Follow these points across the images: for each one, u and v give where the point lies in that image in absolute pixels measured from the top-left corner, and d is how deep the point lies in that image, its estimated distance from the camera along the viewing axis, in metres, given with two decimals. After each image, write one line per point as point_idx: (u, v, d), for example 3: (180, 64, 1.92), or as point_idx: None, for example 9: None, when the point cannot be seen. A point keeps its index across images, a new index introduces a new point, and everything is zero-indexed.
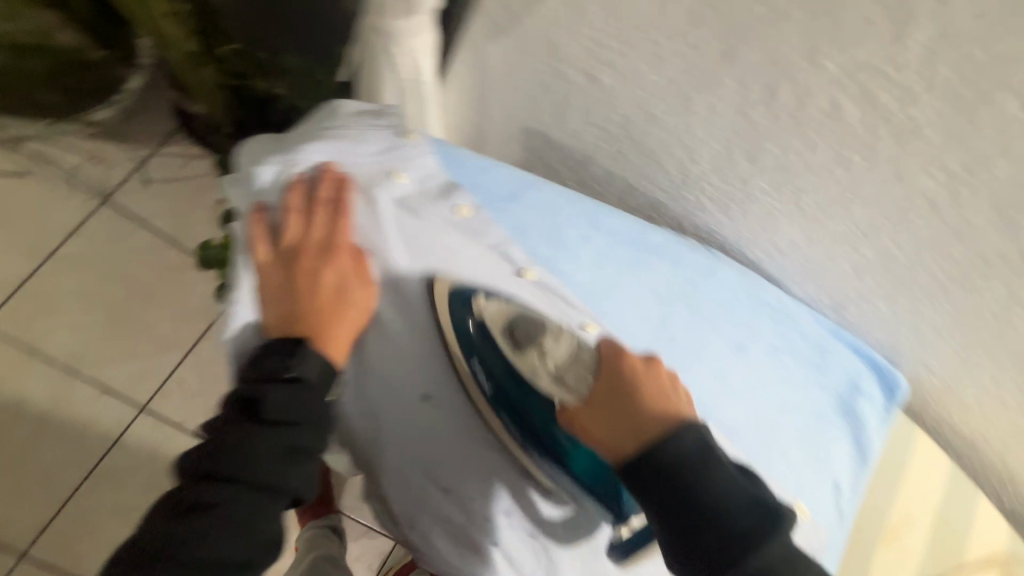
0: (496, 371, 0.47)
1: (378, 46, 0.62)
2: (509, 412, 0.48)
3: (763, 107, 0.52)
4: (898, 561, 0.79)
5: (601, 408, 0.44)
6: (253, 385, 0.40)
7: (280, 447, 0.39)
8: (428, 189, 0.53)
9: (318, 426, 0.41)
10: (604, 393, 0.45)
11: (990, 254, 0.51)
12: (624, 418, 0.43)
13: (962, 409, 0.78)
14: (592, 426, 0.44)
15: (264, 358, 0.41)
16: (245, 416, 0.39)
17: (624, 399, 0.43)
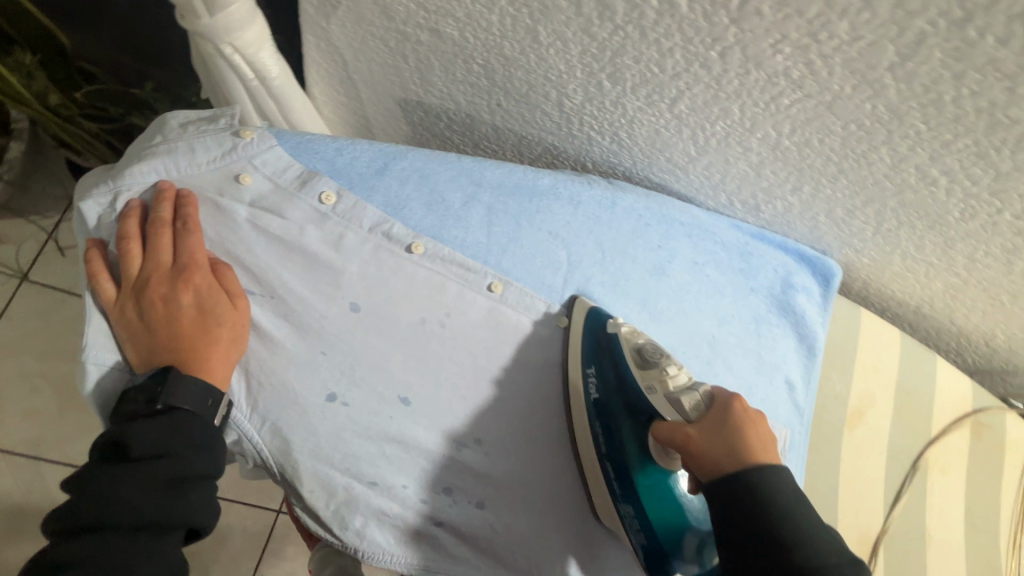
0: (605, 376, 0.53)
1: (206, 47, 0.57)
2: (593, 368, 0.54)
3: (607, 21, 0.50)
4: (866, 439, 0.81)
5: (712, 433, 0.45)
6: (120, 426, 0.39)
7: (157, 482, 0.38)
8: (282, 184, 0.50)
9: (206, 449, 0.40)
10: (716, 422, 0.45)
11: (862, 119, 0.51)
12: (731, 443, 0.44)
13: (896, 281, 0.78)
14: (699, 445, 0.44)
15: (131, 396, 0.40)
16: (114, 460, 0.38)
17: (731, 427, 0.44)
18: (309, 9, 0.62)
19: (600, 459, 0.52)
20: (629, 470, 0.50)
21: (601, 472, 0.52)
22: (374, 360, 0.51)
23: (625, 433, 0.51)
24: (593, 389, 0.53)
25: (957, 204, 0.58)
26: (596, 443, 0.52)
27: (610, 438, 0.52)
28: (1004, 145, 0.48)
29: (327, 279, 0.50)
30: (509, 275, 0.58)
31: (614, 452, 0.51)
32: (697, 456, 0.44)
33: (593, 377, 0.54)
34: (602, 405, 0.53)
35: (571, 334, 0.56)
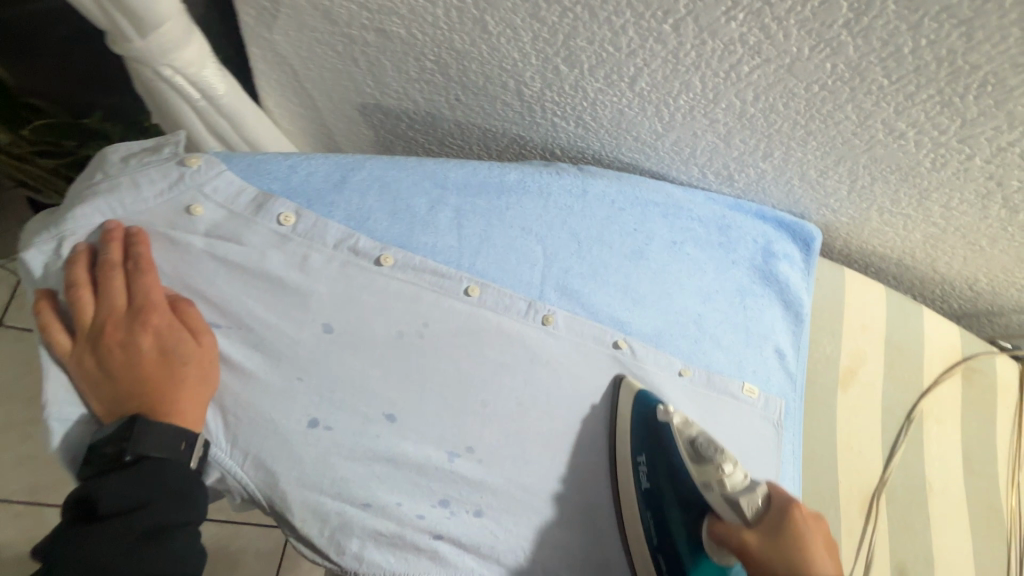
0: (656, 469, 0.53)
1: (143, 71, 0.55)
2: (646, 460, 0.54)
3: (555, 4, 0.48)
4: (860, 397, 0.81)
5: (771, 540, 0.43)
6: (89, 484, 0.38)
7: (130, 537, 0.38)
8: (238, 210, 0.48)
9: (184, 494, 0.40)
10: (776, 529, 0.44)
11: (824, 79, 0.50)
12: (791, 554, 0.42)
13: (876, 236, 0.78)
14: (756, 551, 0.43)
15: (97, 450, 0.39)
16: (88, 516, 0.38)
17: (793, 540, 0.43)
18: (248, 20, 0.59)
19: (650, 549, 0.53)
20: (679, 557, 0.51)
21: (654, 563, 0.52)
22: (354, 379, 0.49)
23: (675, 527, 0.51)
24: (644, 478, 0.54)
25: (928, 154, 0.58)
26: (647, 533, 0.53)
27: (661, 528, 0.52)
28: (968, 90, 0.48)
29: (295, 302, 0.49)
30: (485, 276, 0.57)
31: (665, 544, 0.52)
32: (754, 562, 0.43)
33: (644, 465, 0.54)
34: (652, 494, 0.53)
35: (620, 424, 0.57)
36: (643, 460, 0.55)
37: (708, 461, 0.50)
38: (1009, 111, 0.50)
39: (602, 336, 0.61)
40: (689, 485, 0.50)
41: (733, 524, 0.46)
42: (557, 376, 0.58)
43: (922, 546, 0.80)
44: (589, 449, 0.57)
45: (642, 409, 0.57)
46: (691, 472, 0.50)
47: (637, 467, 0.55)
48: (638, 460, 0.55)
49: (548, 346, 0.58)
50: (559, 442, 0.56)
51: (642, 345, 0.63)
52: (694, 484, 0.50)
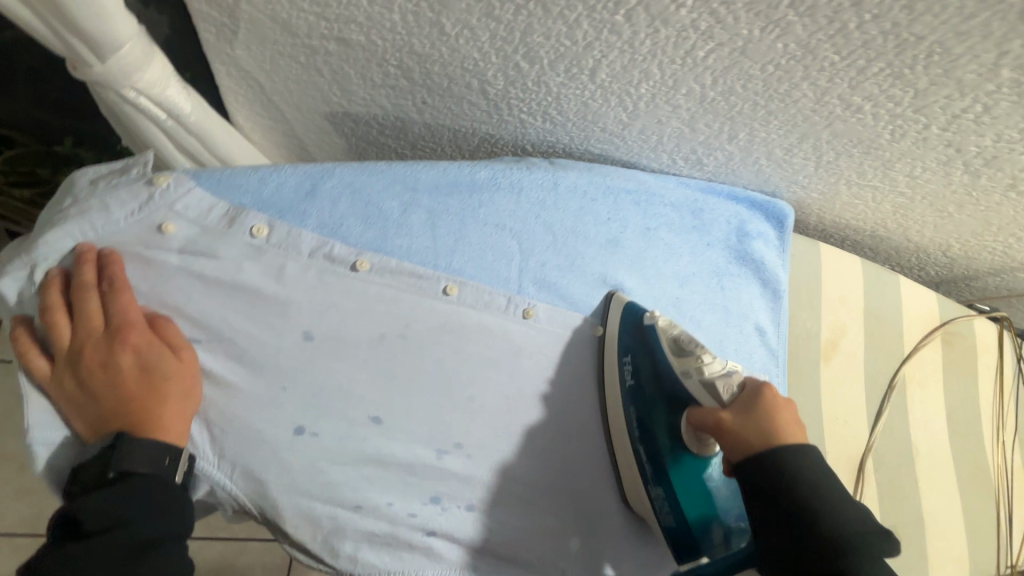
0: (638, 363, 0.57)
1: (107, 94, 0.55)
2: (631, 358, 0.58)
3: (508, 2, 0.49)
4: (843, 369, 0.83)
5: (744, 417, 0.48)
6: (74, 502, 0.39)
7: (115, 552, 0.38)
8: (211, 225, 0.48)
9: (168, 509, 0.41)
10: (749, 407, 0.48)
11: (778, 59, 0.51)
12: (761, 426, 0.47)
13: (848, 210, 0.80)
14: (730, 427, 0.47)
15: (83, 468, 0.40)
16: (73, 534, 0.38)
17: (763, 413, 0.47)
18: (209, 37, 0.59)
19: (631, 440, 0.56)
20: (660, 452, 0.54)
21: (633, 452, 0.55)
22: (337, 384, 0.50)
23: (659, 422, 0.54)
24: (628, 376, 0.57)
25: (886, 126, 0.59)
26: (630, 427, 0.56)
27: (644, 423, 0.55)
28: (916, 62, 0.49)
29: (275, 312, 0.49)
30: (463, 274, 0.58)
31: (647, 434, 0.55)
32: (728, 437, 0.47)
33: (629, 365, 0.57)
34: (636, 391, 0.56)
35: (607, 334, 0.60)
36: (628, 359, 0.58)
37: (689, 354, 0.54)
38: (958, 79, 0.51)
39: (583, 325, 0.62)
40: (671, 377, 0.54)
41: (711, 408, 0.50)
42: (541, 367, 0.59)
43: (912, 509, 0.81)
44: (578, 437, 0.58)
45: (629, 319, 0.59)
46: (672, 365, 0.54)
47: (621, 362, 0.58)
48: (623, 360, 0.58)
49: (530, 338, 0.59)
50: (547, 432, 0.57)
51: None
52: (674, 372, 0.54)
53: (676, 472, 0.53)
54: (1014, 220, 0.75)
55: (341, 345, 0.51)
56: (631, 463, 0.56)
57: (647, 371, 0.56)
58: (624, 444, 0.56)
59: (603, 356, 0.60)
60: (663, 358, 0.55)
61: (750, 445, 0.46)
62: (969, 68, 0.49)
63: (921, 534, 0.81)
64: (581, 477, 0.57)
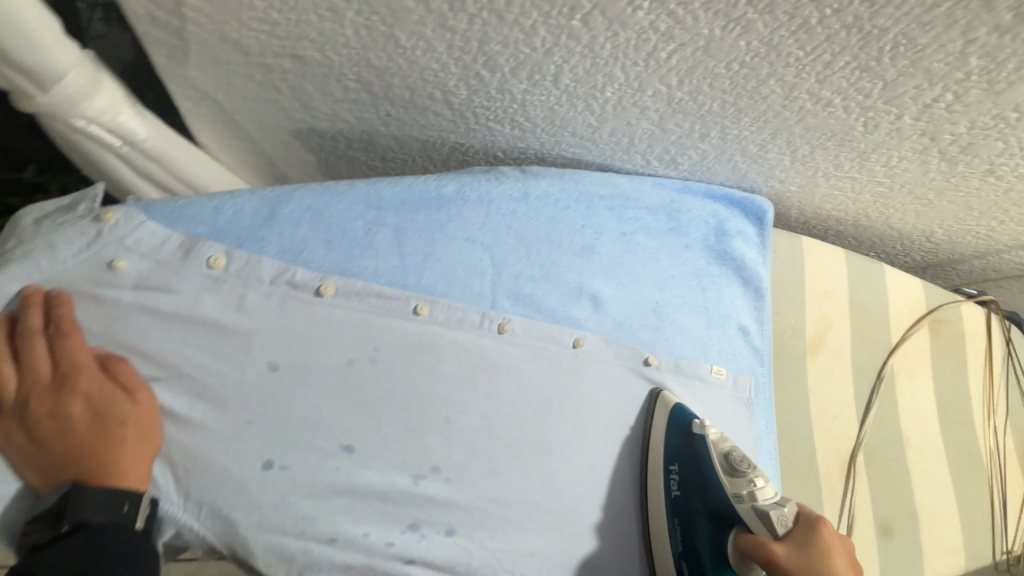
0: (688, 479, 0.56)
1: (54, 124, 0.53)
2: (679, 471, 0.57)
3: (461, 12, 0.47)
4: (830, 363, 0.82)
5: (798, 554, 0.49)
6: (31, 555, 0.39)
7: None
8: (165, 258, 0.47)
9: (128, 559, 0.40)
10: (804, 543, 0.49)
11: (742, 57, 0.50)
12: (815, 565, 0.48)
13: (828, 201, 0.78)
14: (786, 563, 0.48)
15: (38, 520, 0.39)
16: None
17: (817, 556, 0.49)
18: (160, 60, 0.57)
19: (674, 555, 0.56)
20: (702, 567, 0.54)
21: (676, 568, 0.56)
22: (306, 414, 0.49)
23: (703, 542, 0.54)
24: (675, 488, 0.57)
25: (858, 118, 0.58)
26: (673, 540, 0.56)
27: (688, 539, 0.55)
28: (883, 53, 0.48)
29: (236, 344, 0.48)
30: (434, 292, 0.56)
31: (691, 551, 0.55)
32: (783, 573, 0.48)
33: (676, 476, 0.57)
34: (682, 502, 0.56)
35: (652, 442, 0.60)
36: (675, 469, 0.57)
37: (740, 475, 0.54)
38: (927, 69, 0.50)
39: (561, 336, 0.61)
40: (721, 497, 0.53)
41: (763, 538, 0.50)
42: (519, 383, 0.58)
43: (905, 503, 0.81)
44: (558, 453, 0.57)
45: (677, 422, 0.60)
46: (724, 486, 0.54)
47: (667, 468, 0.58)
48: (670, 471, 0.58)
49: (506, 353, 0.58)
50: (527, 449, 0.56)
51: (599, 340, 0.63)
52: (727, 496, 0.53)
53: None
54: (995, 204, 0.74)
55: (309, 371, 0.50)
56: (670, 573, 0.56)
57: (694, 486, 0.56)
58: (665, 554, 0.57)
59: (644, 459, 0.60)
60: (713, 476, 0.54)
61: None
62: (936, 58, 0.49)
63: (914, 527, 0.80)
64: (564, 496, 0.57)
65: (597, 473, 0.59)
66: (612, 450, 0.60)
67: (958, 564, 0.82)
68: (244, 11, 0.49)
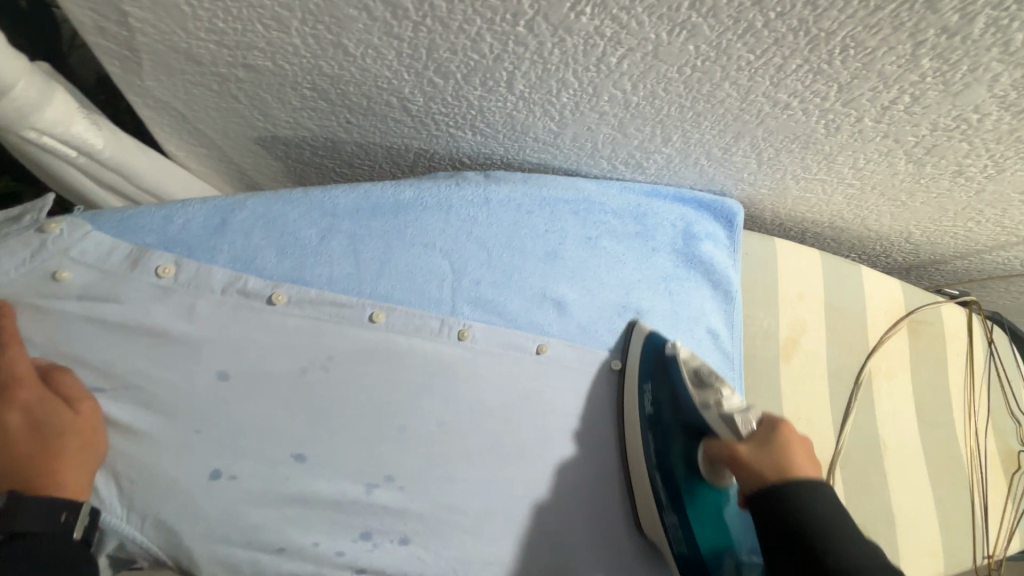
0: (660, 396, 0.60)
1: (6, 137, 0.53)
2: (653, 389, 0.60)
3: (404, 19, 0.47)
4: (804, 366, 0.81)
5: (760, 450, 0.51)
6: None
7: None
8: (113, 266, 0.47)
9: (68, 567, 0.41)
10: (764, 439, 0.51)
11: (692, 61, 0.49)
12: (776, 459, 0.50)
13: (800, 204, 0.78)
14: (747, 460, 0.51)
15: None
16: None
17: (779, 447, 0.50)
18: (114, 70, 0.58)
19: (648, 468, 0.58)
20: (676, 475, 0.57)
21: (650, 479, 0.58)
22: (257, 423, 0.49)
23: (676, 449, 0.58)
24: (648, 404, 0.59)
25: (819, 121, 0.57)
26: (647, 454, 0.58)
27: (663, 450, 0.58)
28: (834, 56, 0.48)
29: (185, 354, 0.47)
30: (391, 299, 0.56)
31: (664, 460, 0.57)
32: (744, 469, 0.51)
33: (649, 392, 0.60)
34: (655, 418, 0.59)
35: (628, 363, 0.63)
36: (648, 388, 0.60)
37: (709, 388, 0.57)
38: (881, 71, 0.49)
39: (522, 342, 0.60)
40: (691, 407, 0.57)
41: (727, 440, 0.53)
42: (478, 390, 0.57)
43: (882, 506, 0.80)
44: (516, 460, 0.57)
45: (652, 348, 0.62)
46: (693, 397, 0.57)
47: (640, 388, 0.60)
48: (643, 389, 0.60)
49: (465, 360, 0.57)
50: (485, 456, 0.56)
51: (563, 345, 0.62)
52: (696, 406, 0.57)
53: (692, 502, 0.56)
54: (968, 205, 0.73)
55: (260, 380, 0.49)
56: (646, 489, 0.58)
57: (666, 401, 0.59)
58: (640, 468, 0.59)
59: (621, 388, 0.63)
60: (684, 389, 0.58)
61: (766, 480, 0.49)
62: (888, 60, 0.48)
63: (892, 531, 0.79)
64: (523, 502, 0.56)
65: (558, 478, 0.58)
66: (575, 454, 0.60)
67: (937, 568, 0.81)
68: (189, 20, 0.49)
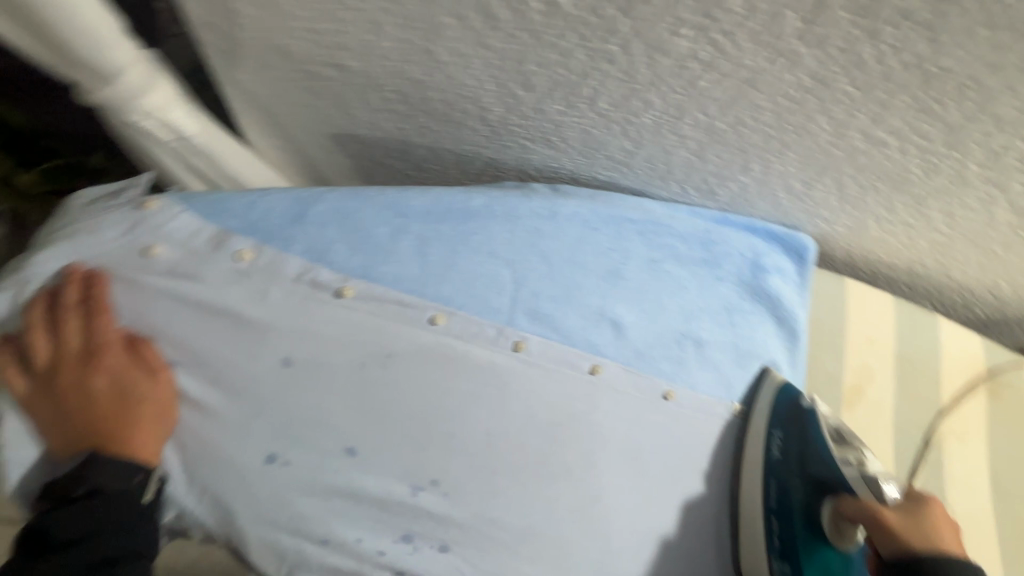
0: (790, 441, 0.59)
1: (114, 117, 0.57)
2: (783, 434, 0.60)
3: (499, 31, 0.48)
4: (868, 416, 0.76)
5: (908, 519, 0.50)
6: (47, 514, 0.42)
7: (93, 560, 0.42)
8: (198, 246, 0.49)
9: (137, 526, 0.44)
10: (911, 509, 0.50)
11: (788, 91, 0.48)
12: (925, 532, 0.49)
13: (879, 246, 0.74)
14: (893, 524, 0.49)
15: (59, 482, 0.43)
16: (46, 546, 0.42)
17: (927, 520, 0.50)
18: (216, 62, 0.61)
19: (765, 513, 0.57)
20: (794, 525, 0.55)
21: (766, 525, 0.56)
22: (312, 412, 0.49)
23: (799, 492, 0.56)
24: (776, 450, 0.59)
25: (914, 162, 0.54)
26: (766, 497, 0.57)
27: (783, 496, 0.56)
28: (945, 96, 0.45)
29: (252, 338, 0.49)
30: (451, 303, 0.56)
31: (784, 508, 0.56)
32: (889, 534, 0.49)
33: (778, 439, 0.60)
34: (781, 464, 0.58)
35: (756, 411, 0.63)
36: (778, 433, 0.60)
37: (846, 447, 0.60)
38: (996, 114, 0.46)
39: (574, 360, 0.59)
40: (825, 459, 0.57)
41: (867, 502, 0.52)
42: (529, 403, 0.56)
43: None
44: (561, 478, 0.56)
45: (784, 398, 0.63)
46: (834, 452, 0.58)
47: (769, 433, 0.60)
48: (771, 434, 0.60)
49: (519, 373, 0.57)
50: (532, 473, 0.55)
51: (618, 368, 0.61)
52: (833, 462, 0.56)
53: (808, 559, 0.54)
54: None
55: (321, 368, 0.50)
56: (757, 534, 0.57)
57: (796, 446, 0.58)
58: (754, 514, 0.58)
59: (747, 430, 0.62)
60: (821, 441, 0.58)
61: (911, 545, 0.48)
62: (1007, 104, 0.45)
63: None
64: (565, 524, 0.55)
65: (603, 503, 0.56)
66: (622, 483, 0.57)
67: None
68: (292, 20, 0.52)
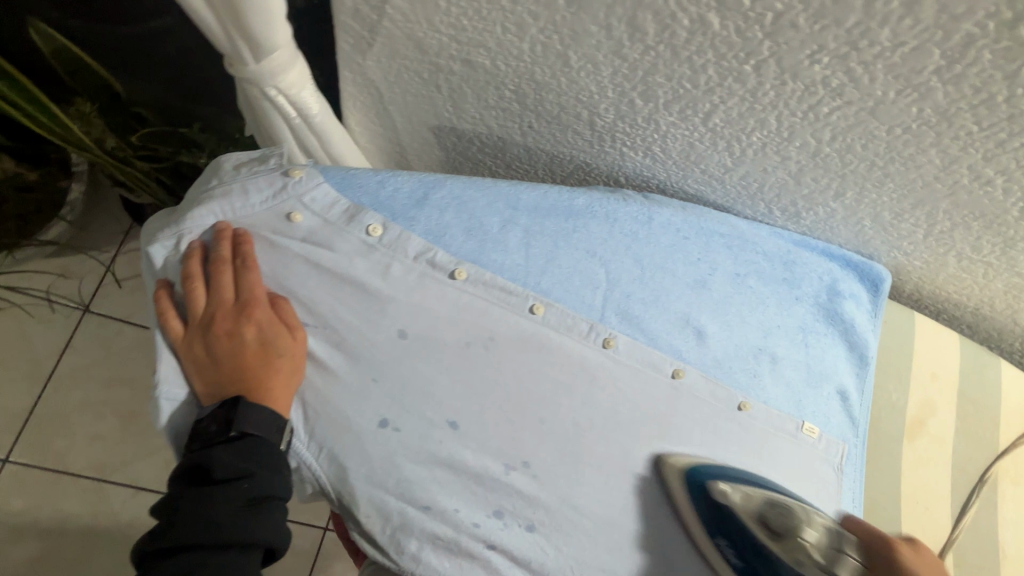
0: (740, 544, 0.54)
1: (251, 90, 0.60)
2: (728, 542, 0.54)
3: (639, 41, 0.50)
4: (926, 450, 0.77)
5: None
6: (202, 450, 0.46)
7: (240, 499, 0.45)
8: (332, 217, 0.52)
9: (276, 469, 0.47)
10: None
11: (907, 123, 0.50)
12: None
13: (952, 283, 0.75)
14: None
15: (209, 421, 0.47)
16: (206, 479, 0.45)
17: None
18: (345, 47, 0.64)
19: None
20: None
21: None
22: (422, 384, 0.52)
23: None
24: (733, 557, 0.54)
25: (1014, 203, 0.56)
26: None
27: None
28: None
29: (375, 308, 0.52)
30: (550, 295, 0.58)
31: None
32: None
33: (728, 549, 0.54)
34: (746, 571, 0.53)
35: (686, 517, 0.56)
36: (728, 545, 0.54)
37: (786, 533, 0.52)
38: None
39: (660, 363, 0.61)
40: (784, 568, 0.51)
41: None
42: (615, 400, 0.58)
43: None
44: (640, 476, 0.57)
45: (699, 485, 0.56)
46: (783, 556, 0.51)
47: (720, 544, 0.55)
48: (718, 544, 0.55)
49: (607, 369, 0.59)
50: (615, 468, 0.57)
51: (698, 375, 0.62)
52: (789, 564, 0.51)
53: None
54: None
55: (433, 343, 0.53)
56: None
57: (748, 546, 0.53)
58: None
59: (688, 530, 0.56)
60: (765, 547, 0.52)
61: None
62: None
63: None
64: (641, 520, 0.57)
65: None
66: None
67: None
68: (437, 14, 0.55)
